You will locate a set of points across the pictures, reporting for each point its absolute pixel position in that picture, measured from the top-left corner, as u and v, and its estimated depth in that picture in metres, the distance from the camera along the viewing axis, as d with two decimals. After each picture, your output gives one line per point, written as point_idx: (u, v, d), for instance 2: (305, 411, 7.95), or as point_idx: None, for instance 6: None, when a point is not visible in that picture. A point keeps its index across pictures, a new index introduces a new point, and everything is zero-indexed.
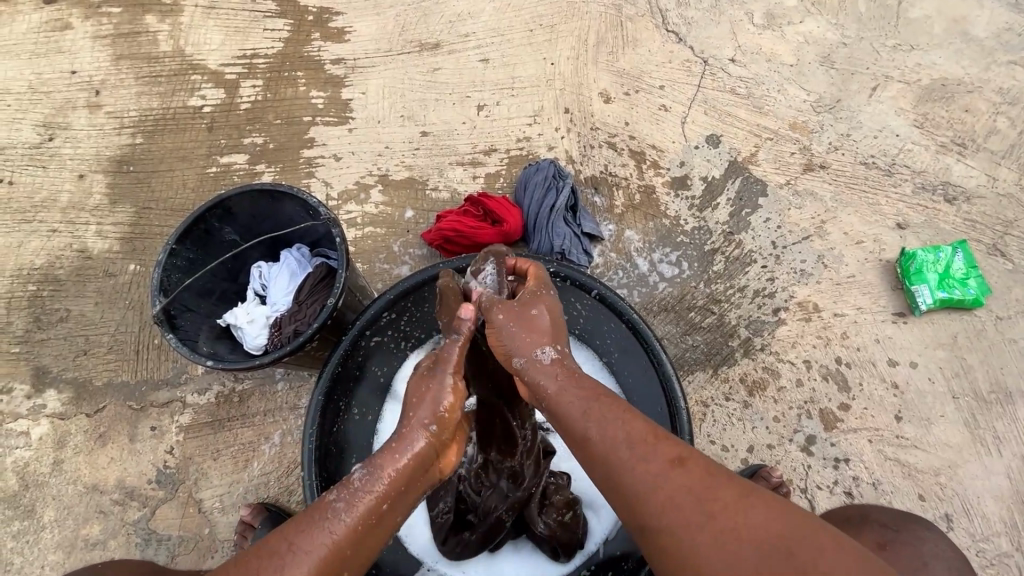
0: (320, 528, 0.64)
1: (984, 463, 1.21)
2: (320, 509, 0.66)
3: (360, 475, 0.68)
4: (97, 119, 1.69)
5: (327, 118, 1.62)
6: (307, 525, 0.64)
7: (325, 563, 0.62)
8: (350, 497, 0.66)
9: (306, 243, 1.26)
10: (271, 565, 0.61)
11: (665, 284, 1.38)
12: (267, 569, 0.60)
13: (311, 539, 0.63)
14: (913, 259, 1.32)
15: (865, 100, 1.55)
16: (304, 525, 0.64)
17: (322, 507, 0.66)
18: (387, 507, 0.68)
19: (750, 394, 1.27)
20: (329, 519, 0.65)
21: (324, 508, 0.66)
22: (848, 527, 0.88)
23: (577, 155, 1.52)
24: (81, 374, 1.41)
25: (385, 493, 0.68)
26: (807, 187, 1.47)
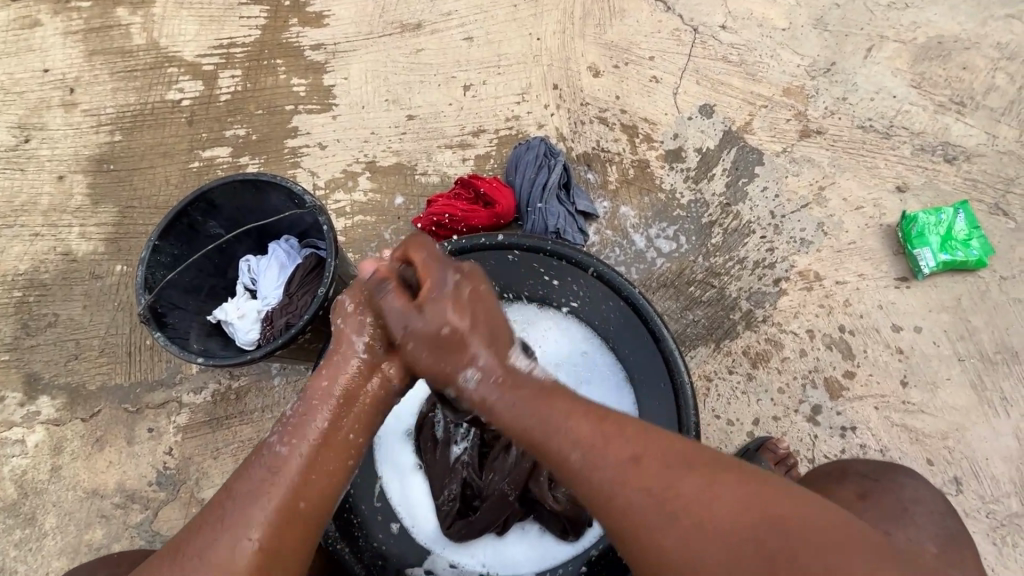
0: (262, 464, 0.71)
1: (992, 425, 1.20)
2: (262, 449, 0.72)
3: (293, 410, 0.74)
4: (73, 118, 1.64)
5: (310, 106, 1.58)
6: (253, 462, 0.71)
7: (278, 506, 0.68)
8: (287, 432, 0.73)
9: (295, 234, 1.22)
10: (217, 525, 0.67)
11: (663, 260, 1.35)
12: (214, 514, 0.68)
13: (260, 471, 0.70)
14: (914, 222, 1.30)
15: (860, 61, 1.51)
16: (248, 469, 0.71)
17: (262, 450, 0.72)
18: (327, 434, 0.73)
19: (753, 366, 1.26)
20: (270, 454, 0.71)
21: (265, 450, 0.72)
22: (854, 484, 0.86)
23: (568, 133, 1.48)
24: (73, 379, 1.39)
25: (322, 420, 0.73)
26: (804, 154, 1.43)
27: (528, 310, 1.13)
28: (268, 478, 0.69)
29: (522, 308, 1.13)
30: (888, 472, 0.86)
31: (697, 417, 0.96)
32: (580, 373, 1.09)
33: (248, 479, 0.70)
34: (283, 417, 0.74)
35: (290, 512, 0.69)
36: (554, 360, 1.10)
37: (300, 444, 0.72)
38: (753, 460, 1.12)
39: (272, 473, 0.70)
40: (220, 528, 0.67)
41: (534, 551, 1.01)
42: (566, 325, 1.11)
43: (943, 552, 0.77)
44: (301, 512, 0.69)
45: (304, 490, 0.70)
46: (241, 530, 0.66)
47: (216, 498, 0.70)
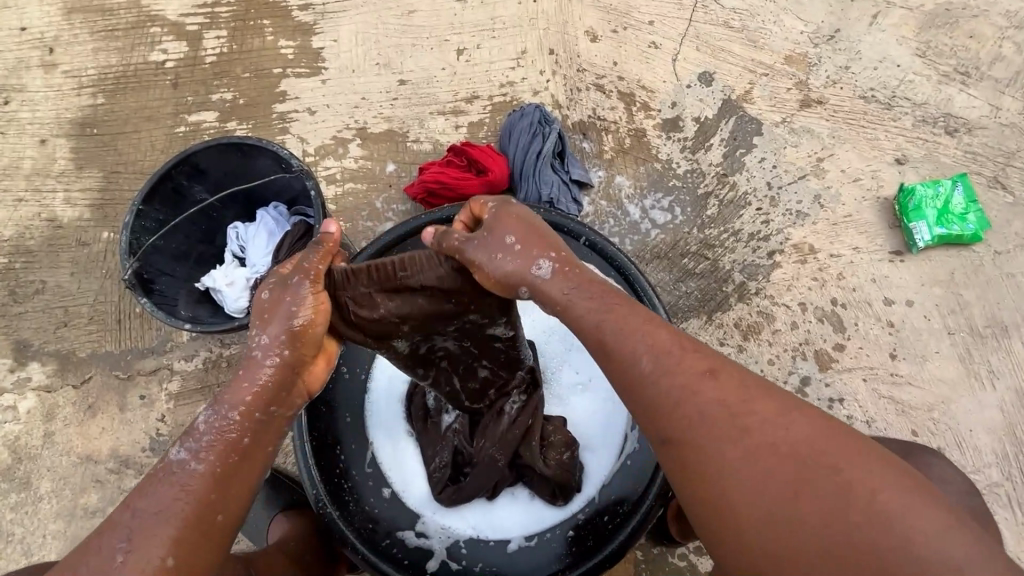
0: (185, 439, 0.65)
1: (977, 398, 1.21)
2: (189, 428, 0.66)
3: (204, 419, 0.65)
4: (53, 79, 1.59)
5: (298, 69, 1.53)
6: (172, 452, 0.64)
7: (192, 515, 0.61)
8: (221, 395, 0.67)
9: (284, 201, 1.20)
10: (116, 538, 0.59)
11: (657, 231, 1.34)
12: (115, 537, 0.58)
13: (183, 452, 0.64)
14: (911, 195, 1.28)
15: (865, 29, 1.47)
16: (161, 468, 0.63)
17: (166, 462, 0.63)
18: (247, 442, 0.66)
19: (744, 338, 1.26)
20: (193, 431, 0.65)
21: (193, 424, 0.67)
22: None
23: (564, 100, 1.45)
24: (63, 346, 1.38)
25: (240, 426, 0.66)
26: (804, 124, 1.41)
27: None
28: (176, 489, 0.61)
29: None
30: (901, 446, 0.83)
31: None
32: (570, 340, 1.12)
33: (164, 467, 0.63)
34: (190, 427, 0.65)
35: (210, 528, 0.62)
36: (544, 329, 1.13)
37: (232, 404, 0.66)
38: None
39: (182, 486, 0.62)
40: (120, 552, 0.58)
41: (523, 516, 1.02)
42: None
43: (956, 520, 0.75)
44: (221, 526, 0.63)
45: (225, 502, 0.63)
46: (150, 550, 0.58)
47: (110, 517, 0.60)
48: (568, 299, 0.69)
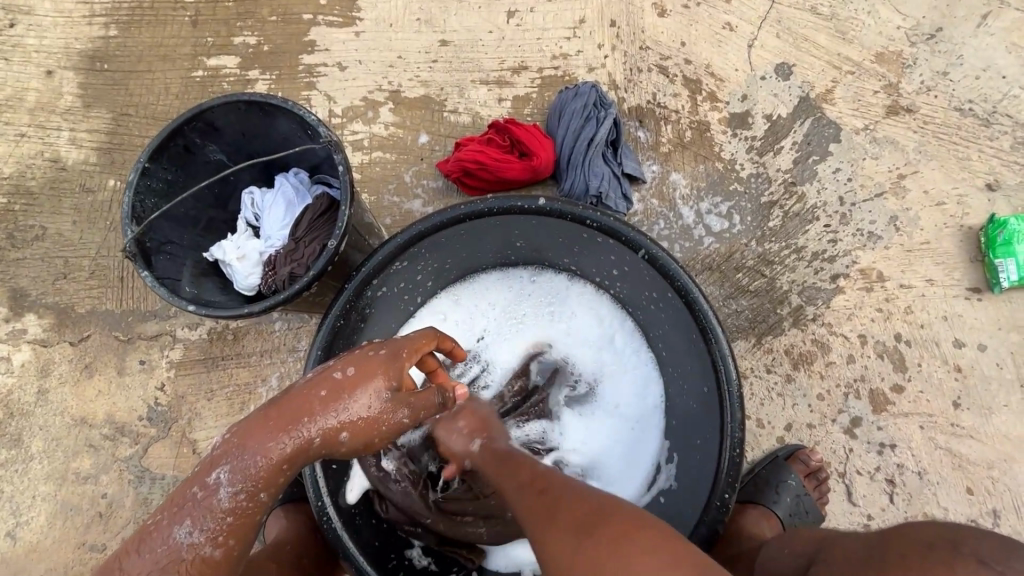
0: (197, 495, 0.59)
1: None
2: (203, 476, 0.60)
3: (218, 475, 0.59)
4: (63, 4, 1.45)
5: (331, 18, 1.38)
6: (178, 504, 0.59)
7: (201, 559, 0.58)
8: (235, 452, 0.60)
9: (305, 167, 1.08)
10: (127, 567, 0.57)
11: (711, 240, 1.21)
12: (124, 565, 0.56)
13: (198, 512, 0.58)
14: (1003, 228, 1.15)
15: (971, 30, 1.29)
16: (176, 518, 0.58)
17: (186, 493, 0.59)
18: (266, 496, 0.61)
19: (794, 368, 1.15)
20: (208, 498, 0.59)
21: (209, 464, 0.60)
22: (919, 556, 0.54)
23: (622, 81, 1.30)
24: (61, 299, 1.30)
25: (254, 486, 0.60)
26: (888, 134, 1.26)
27: (558, 283, 1.08)
28: (189, 531, 0.58)
29: (552, 281, 1.08)
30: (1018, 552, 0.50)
31: (741, 439, 0.82)
32: (603, 355, 1.05)
33: (164, 533, 0.58)
34: (212, 468, 0.60)
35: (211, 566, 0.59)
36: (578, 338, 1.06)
37: (256, 470, 0.60)
38: (782, 471, 1.05)
39: (188, 525, 0.58)
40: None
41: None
42: (596, 304, 1.06)
43: None
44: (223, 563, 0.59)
45: (233, 543, 0.60)
46: None
47: (128, 539, 0.59)
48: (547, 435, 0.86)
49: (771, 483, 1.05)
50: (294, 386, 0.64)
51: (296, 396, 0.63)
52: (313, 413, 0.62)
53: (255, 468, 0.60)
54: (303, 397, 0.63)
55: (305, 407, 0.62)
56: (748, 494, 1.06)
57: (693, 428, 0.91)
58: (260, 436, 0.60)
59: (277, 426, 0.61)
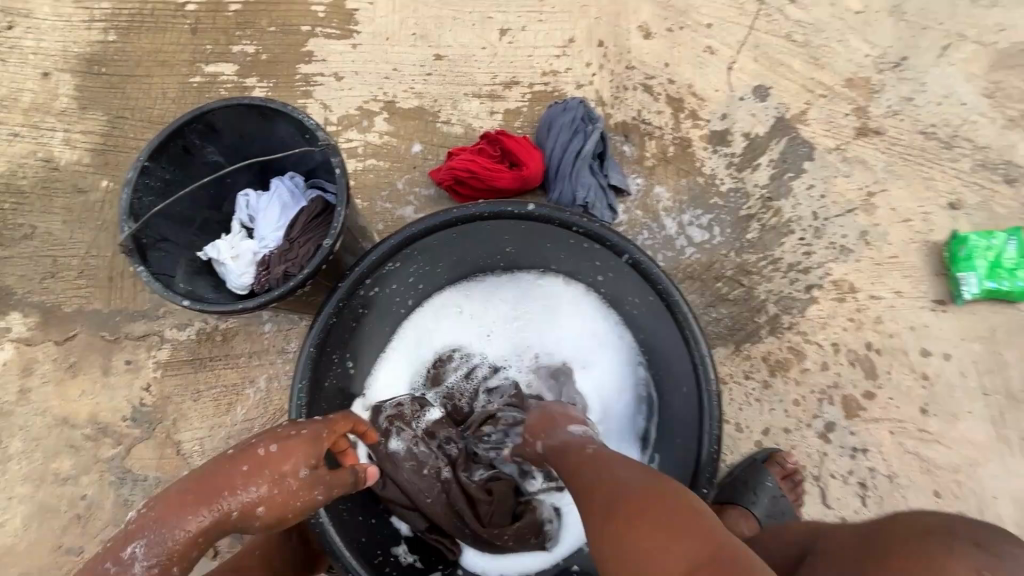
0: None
1: (1006, 463, 1.14)
2: (116, 557, 0.60)
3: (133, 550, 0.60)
4: (63, 8, 1.47)
5: (328, 30, 1.42)
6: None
7: None
8: (148, 537, 0.60)
9: (301, 172, 1.11)
10: None
11: (692, 250, 1.26)
12: None
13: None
14: (964, 244, 1.22)
15: (933, 60, 1.38)
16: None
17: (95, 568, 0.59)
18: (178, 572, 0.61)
19: (771, 374, 1.19)
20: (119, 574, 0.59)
21: (120, 547, 0.60)
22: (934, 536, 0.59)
23: (608, 97, 1.36)
24: (48, 298, 1.29)
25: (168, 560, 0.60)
26: (858, 154, 1.33)
27: (556, 287, 1.09)
28: None
29: (553, 285, 1.09)
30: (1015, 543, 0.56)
31: (718, 434, 0.86)
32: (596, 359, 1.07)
33: None
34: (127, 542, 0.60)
35: None
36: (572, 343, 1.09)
37: (160, 559, 0.60)
38: (760, 474, 1.08)
39: None
40: None
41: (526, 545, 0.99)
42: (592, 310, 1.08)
43: None
44: None
45: None
46: None
47: None
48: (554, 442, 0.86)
49: (748, 485, 1.08)
50: (212, 463, 0.65)
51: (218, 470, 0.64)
52: (233, 486, 0.63)
53: (171, 541, 0.60)
54: (225, 473, 0.64)
55: (226, 480, 0.64)
56: (727, 496, 1.09)
57: (676, 427, 0.95)
58: (179, 510, 0.61)
59: (198, 500, 0.62)
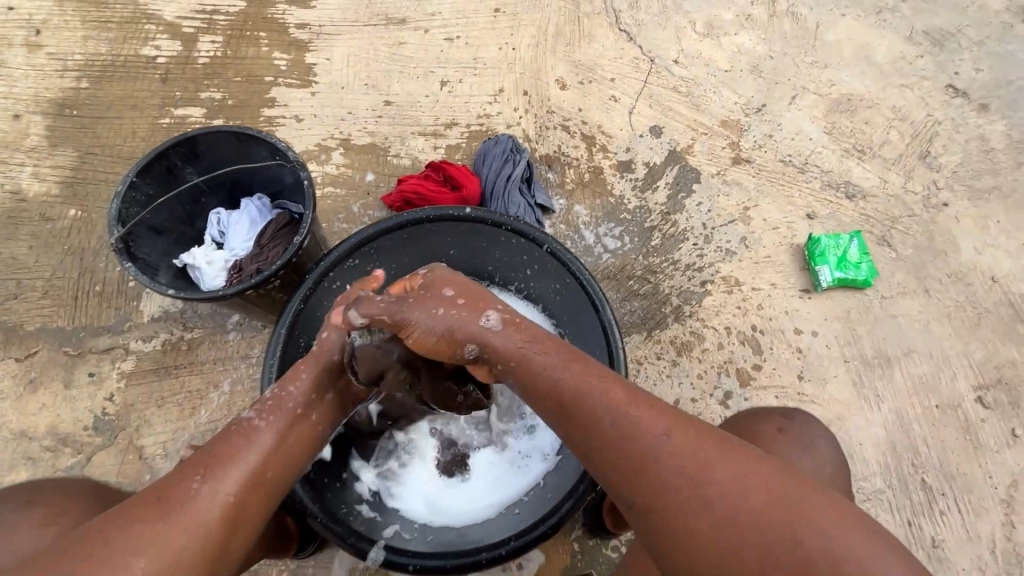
0: (240, 437, 0.80)
1: (866, 417, 1.41)
2: (241, 428, 0.81)
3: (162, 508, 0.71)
4: (36, 59, 1.61)
5: (290, 80, 1.63)
6: (230, 441, 0.79)
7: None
8: (266, 409, 0.84)
9: (267, 194, 1.27)
10: None
11: (608, 256, 1.51)
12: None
13: (235, 455, 0.78)
14: (818, 244, 1.53)
15: (785, 106, 1.76)
16: (224, 458, 0.77)
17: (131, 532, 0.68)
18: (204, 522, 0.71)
19: (678, 354, 1.42)
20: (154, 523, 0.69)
21: (241, 424, 0.82)
22: (756, 415, 0.99)
23: (533, 135, 1.63)
24: (10, 318, 1.35)
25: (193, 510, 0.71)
26: (735, 178, 1.65)
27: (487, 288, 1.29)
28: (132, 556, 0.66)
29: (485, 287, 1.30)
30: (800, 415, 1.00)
31: None
32: None
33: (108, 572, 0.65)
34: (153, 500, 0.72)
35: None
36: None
37: (277, 425, 0.83)
38: None
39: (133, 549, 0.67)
40: None
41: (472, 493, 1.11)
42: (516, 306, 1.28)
43: (835, 472, 0.93)
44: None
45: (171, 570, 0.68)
46: None
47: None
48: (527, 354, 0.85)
49: None
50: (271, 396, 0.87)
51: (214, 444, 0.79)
52: (236, 453, 0.78)
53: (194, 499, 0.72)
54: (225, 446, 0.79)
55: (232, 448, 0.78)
56: None
57: None
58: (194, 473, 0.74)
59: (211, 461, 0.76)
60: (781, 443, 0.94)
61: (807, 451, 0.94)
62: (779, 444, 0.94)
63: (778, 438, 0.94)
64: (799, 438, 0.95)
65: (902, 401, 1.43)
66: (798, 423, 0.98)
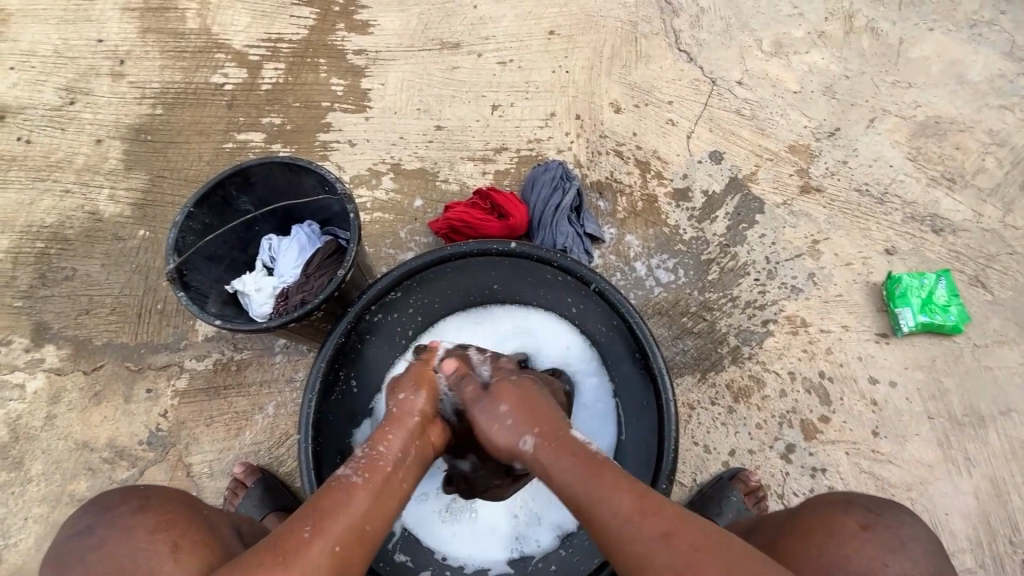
0: (341, 492, 0.76)
1: (953, 482, 1.26)
2: (335, 487, 0.77)
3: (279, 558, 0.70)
4: (119, 88, 1.72)
5: (345, 106, 1.66)
6: (331, 497, 0.75)
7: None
8: (360, 464, 0.79)
9: (318, 220, 1.29)
10: None
11: (660, 289, 1.43)
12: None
13: (336, 507, 0.74)
14: (898, 283, 1.38)
15: (862, 131, 1.61)
16: (320, 515, 0.73)
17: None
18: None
19: (735, 400, 1.33)
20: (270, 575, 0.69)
21: (341, 478, 0.78)
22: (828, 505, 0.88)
23: (585, 161, 1.57)
24: (81, 332, 1.43)
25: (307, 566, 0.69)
26: (803, 209, 1.52)
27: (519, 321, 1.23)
28: None
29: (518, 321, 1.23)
30: (890, 509, 0.88)
31: (676, 440, 0.98)
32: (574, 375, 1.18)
33: None
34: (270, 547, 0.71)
35: None
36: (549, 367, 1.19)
37: (370, 483, 0.78)
38: (725, 489, 1.21)
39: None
40: None
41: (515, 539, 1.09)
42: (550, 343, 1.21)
43: None
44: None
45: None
46: None
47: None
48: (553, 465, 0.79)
49: (715, 499, 1.21)
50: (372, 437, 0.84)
51: (326, 487, 0.77)
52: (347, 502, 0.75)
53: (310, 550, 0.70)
54: (335, 491, 0.76)
55: (348, 489, 0.76)
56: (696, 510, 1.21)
57: (642, 434, 1.07)
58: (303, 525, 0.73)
59: (328, 504, 0.75)
60: (861, 541, 0.83)
61: (896, 553, 0.81)
62: (857, 541, 0.83)
63: (859, 536, 0.83)
64: (887, 540, 0.82)
65: (997, 467, 1.27)
66: (884, 518, 0.86)
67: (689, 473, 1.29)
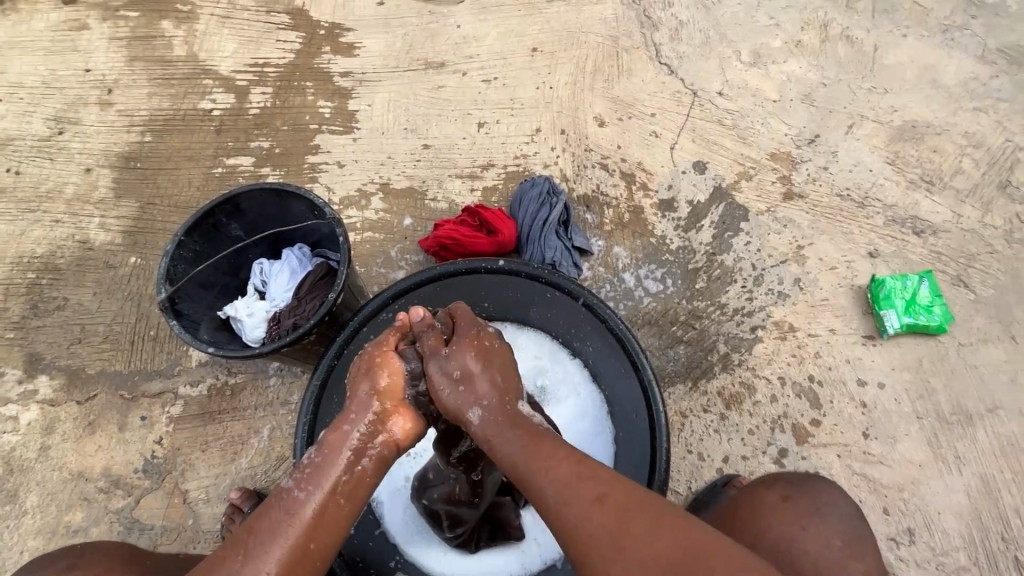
0: (280, 512, 0.71)
1: (945, 481, 1.28)
2: (277, 497, 0.72)
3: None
4: (107, 116, 1.73)
5: (333, 127, 1.68)
6: (271, 518, 0.70)
7: None
8: (304, 476, 0.73)
9: (308, 242, 1.30)
10: None
11: (649, 299, 1.45)
12: None
13: (275, 528, 0.70)
14: (882, 286, 1.41)
15: (841, 136, 1.65)
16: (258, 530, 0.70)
17: None
18: None
19: (727, 407, 1.34)
20: None
21: (281, 493, 0.72)
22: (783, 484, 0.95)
23: (571, 174, 1.60)
24: (74, 362, 1.43)
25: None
26: (787, 215, 1.55)
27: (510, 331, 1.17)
28: None
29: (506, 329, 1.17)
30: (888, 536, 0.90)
31: (668, 448, 1.04)
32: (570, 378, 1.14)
33: None
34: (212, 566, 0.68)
35: None
36: (529, 370, 1.14)
37: (318, 492, 0.72)
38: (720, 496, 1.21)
39: None
40: None
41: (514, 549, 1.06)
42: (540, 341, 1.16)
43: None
44: None
45: None
46: None
47: None
48: (496, 442, 0.79)
49: None
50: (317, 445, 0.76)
51: (273, 498, 0.72)
52: (291, 516, 0.71)
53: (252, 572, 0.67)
54: (284, 504, 0.71)
55: (294, 498, 0.72)
56: None
57: None
58: (247, 547, 0.69)
59: (269, 517, 0.70)
60: (785, 513, 0.90)
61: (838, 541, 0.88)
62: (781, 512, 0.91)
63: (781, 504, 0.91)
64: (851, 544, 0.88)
65: (987, 464, 1.29)
66: (810, 491, 0.93)
67: (684, 481, 1.30)
